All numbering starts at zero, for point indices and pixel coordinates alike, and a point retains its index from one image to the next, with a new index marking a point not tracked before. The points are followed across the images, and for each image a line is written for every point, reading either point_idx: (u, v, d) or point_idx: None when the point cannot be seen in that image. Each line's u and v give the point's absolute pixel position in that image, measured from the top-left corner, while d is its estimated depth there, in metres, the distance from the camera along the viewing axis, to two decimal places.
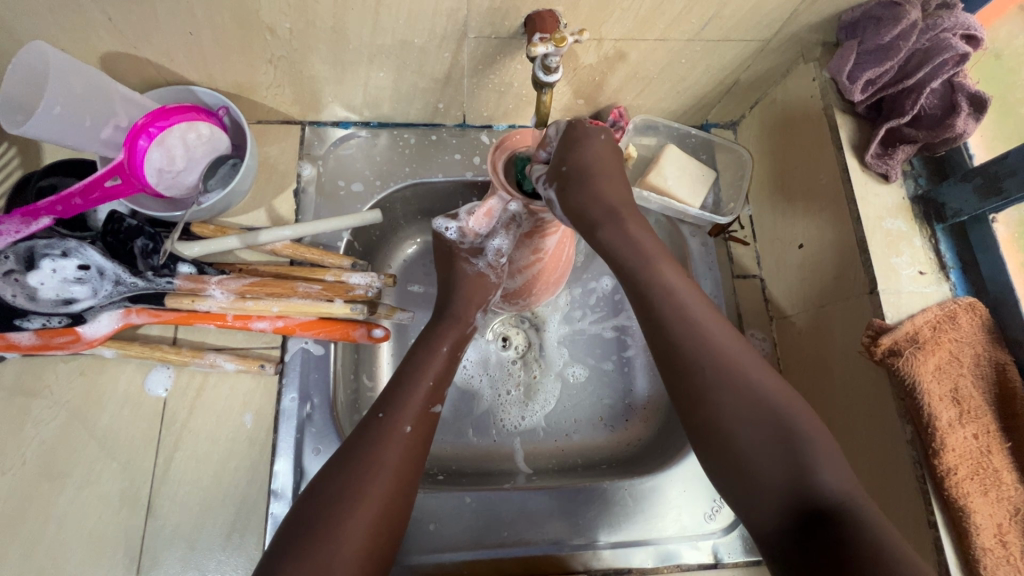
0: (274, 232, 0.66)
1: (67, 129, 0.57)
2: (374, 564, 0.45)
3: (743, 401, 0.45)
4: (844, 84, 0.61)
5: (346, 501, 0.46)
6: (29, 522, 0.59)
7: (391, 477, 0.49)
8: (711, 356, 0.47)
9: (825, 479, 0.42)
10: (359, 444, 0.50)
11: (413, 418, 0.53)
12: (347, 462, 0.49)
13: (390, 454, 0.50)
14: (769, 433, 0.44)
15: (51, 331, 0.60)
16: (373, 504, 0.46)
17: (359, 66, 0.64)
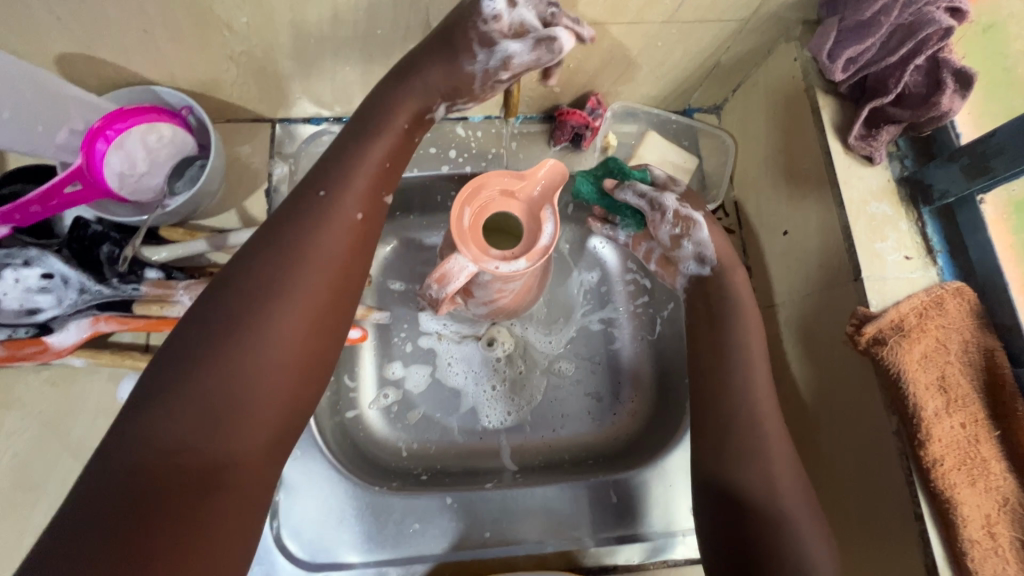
0: (243, 234, 0.64)
1: (17, 136, 0.55)
2: (309, 376, 0.46)
3: (758, 472, 0.57)
4: (825, 63, 0.58)
5: (225, 350, 0.42)
6: (4, 534, 0.58)
7: (280, 374, 0.44)
8: (750, 437, 0.58)
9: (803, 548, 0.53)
10: (233, 285, 0.45)
11: (307, 310, 0.46)
12: (211, 307, 0.44)
13: (282, 325, 0.45)
14: (772, 510, 0.55)
15: (18, 341, 0.59)
16: (292, 318, 0.45)
17: (325, 59, 0.62)
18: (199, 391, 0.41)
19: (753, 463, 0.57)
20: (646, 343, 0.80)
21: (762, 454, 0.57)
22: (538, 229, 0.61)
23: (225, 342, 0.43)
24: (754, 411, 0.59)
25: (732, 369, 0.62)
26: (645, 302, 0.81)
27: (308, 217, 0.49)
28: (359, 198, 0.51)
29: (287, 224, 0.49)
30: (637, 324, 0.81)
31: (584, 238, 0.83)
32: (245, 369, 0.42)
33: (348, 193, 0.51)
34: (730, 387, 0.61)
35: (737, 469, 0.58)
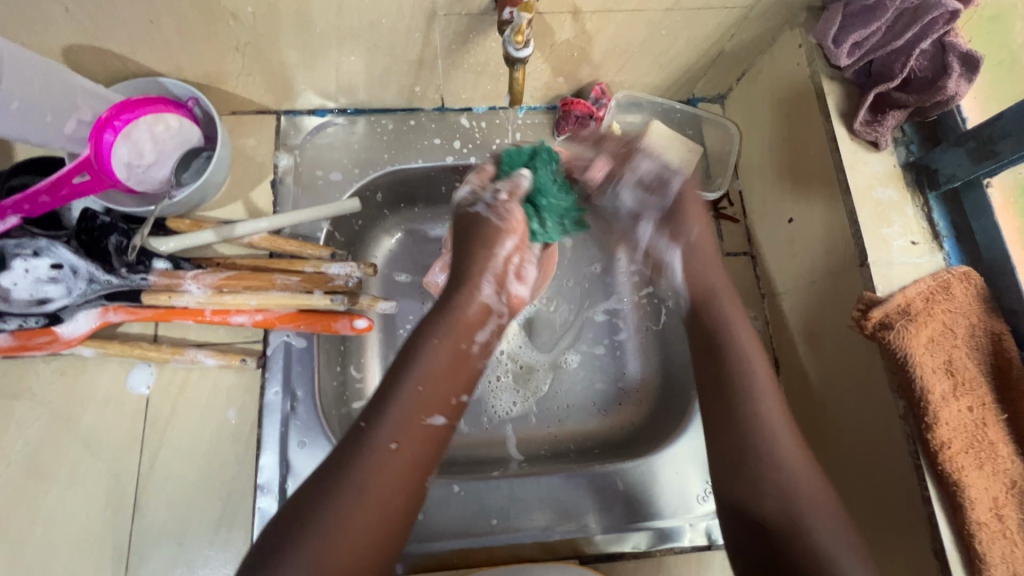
0: (250, 224, 0.65)
1: (24, 125, 0.55)
2: (389, 521, 0.46)
3: (764, 464, 0.52)
4: (829, 48, 0.59)
5: (352, 489, 0.45)
6: (16, 522, 0.59)
7: (401, 497, 0.46)
8: (752, 432, 0.54)
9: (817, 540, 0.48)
10: (364, 446, 0.47)
11: (419, 459, 0.48)
12: (356, 459, 0.46)
13: (384, 474, 0.46)
14: (785, 511, 0.50)
15: (29, 332, 0.60)
16: (393, 469, 0.47)
17: (330, 50, 0.62)
18: (354, 518, 0.44)
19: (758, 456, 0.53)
20: (651, 333, 0.80)
21: (767, 447, 0.53)
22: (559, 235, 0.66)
23: (348, 480, 0.45)
24: (756, 404, 0.55)
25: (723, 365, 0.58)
26: (649, 292, 0.81)
27: (408, 389, 0.50)
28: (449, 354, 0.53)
29: (395, 374, 0.51)
30: (641, 315, 0.81)
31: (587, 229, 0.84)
32: (364, 501, 0.45)
33: (436, 350, 0.52)
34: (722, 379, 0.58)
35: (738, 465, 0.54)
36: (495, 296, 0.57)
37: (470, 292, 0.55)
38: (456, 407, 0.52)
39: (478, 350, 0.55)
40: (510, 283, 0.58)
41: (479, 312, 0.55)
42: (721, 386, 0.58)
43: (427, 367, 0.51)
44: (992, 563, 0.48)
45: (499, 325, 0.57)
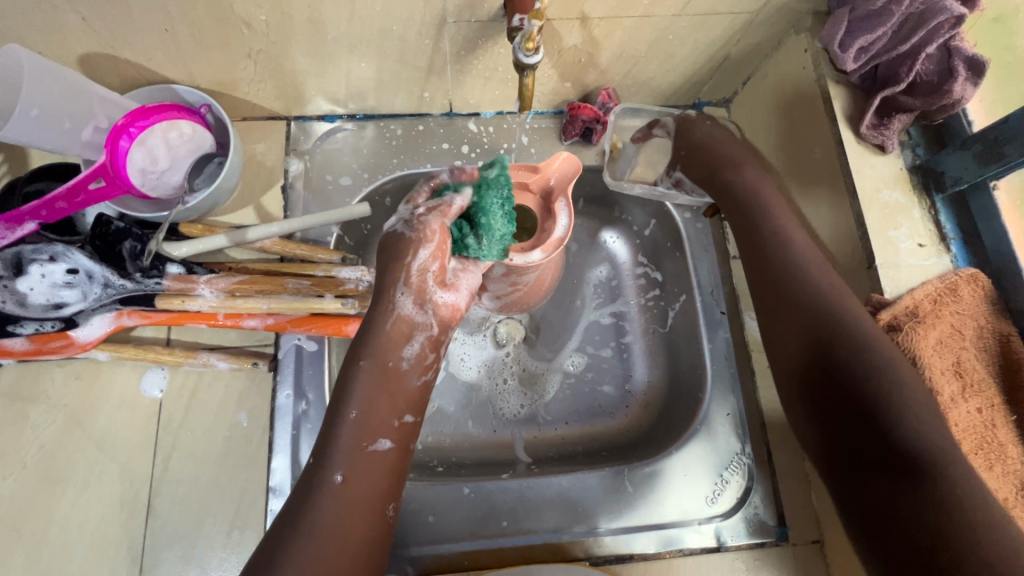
0: (262, 229, 0.66)
1: (44, 134, 0.57)
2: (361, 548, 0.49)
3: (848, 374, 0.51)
4: (836, 54, 0.59)
5: (312, 531, 0.47)
6: (32, 525, 0.59)
7: (363, 525, 0.50)
8: (827, 350, 0.53)
9: (909, 442, 0.47)
10: (314, 485, 0.50)
11: (371, 484, 0.51)
12: (306, 500, 0.49)
13: (336, 504, 0.49)
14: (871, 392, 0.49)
15: (45, 336, 0.61)
16: (345, 499, 0.49)
17: (340, 56, 0.63)
18: (311, 552, 0.46)
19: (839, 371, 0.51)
20: (658, 335, 0.80)
21: (856, 355, 0.51)
22: (552, 223, 0.62)
23: (304, 520, 0.47)
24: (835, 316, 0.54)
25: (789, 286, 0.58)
26: (656, 295, 0.81)
27: (344, 420, 0.53)
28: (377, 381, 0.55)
29: (338, 414, 0.53)
30: (649, 317, 0.81)
31: (594, 232, 0.84)
32: (329, 536, 0.47)
33: (371, 383, 0.54)
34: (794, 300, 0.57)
35: (814, 383, 0.53)
36: (418, 307, 0.57)
37: (387, 305, 0.57)
38: (399, 428, 0.55)
39: (406, 366, 0.57)
40: (431, 293, 0.58)
41: (399, 325, 0.57)
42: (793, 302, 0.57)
43: (366, 399, 0.54)
44: None
45: (429, 337, 0.58)
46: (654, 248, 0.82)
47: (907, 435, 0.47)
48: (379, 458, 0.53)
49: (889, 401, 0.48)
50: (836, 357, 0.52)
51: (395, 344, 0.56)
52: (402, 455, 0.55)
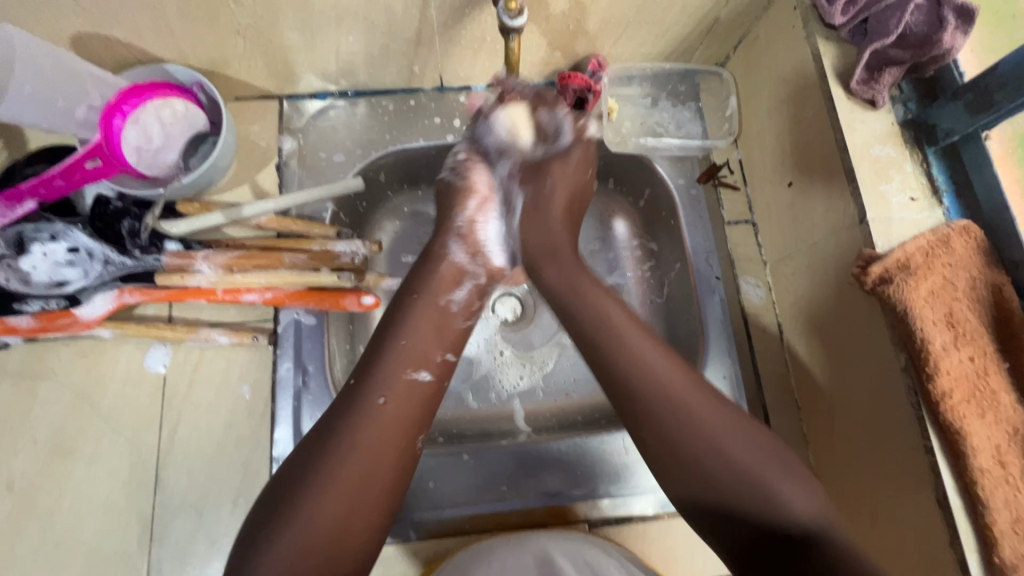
0: (257, 206, 0.67)
1: (36, 109, 0.59)
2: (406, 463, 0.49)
3: (720, 473, 0.48)
4: (824, 7, 0.60)
5: (346, 446, 0.47)
6: (44, 498, 0.61)
7: (399, 445, 0.49)
8: (703, 431, 0.50)
9: (788, 507, 0.46)
10: (356, 407, 0.49)
11: (407, 412, 0.51)
12: (345, 421, 0.48)
13: (374, 429, 0.48)
14: (736, 472, 0.48)
15: (50, 314, 0.62)
16: (386, 424, 0.49)
17: (329, 30, 0.63)
18: (347, 475, 0.46)
19: (694, 452, 0.49)
20: (655, 304, 0.80)
21: (738, 444, 0.49)
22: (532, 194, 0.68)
23: (342, 435, 0.47)
24: (673, 398, 0.51)
25: (603, 329, 0.56)
26: (652, 266, 0.81)
27: (392, 345, 0.54)
28: (423, 321, 0.57)
29: (384, 349, 0.54)
30: (645, 288, 0.81)
31: (590, 205, 0.84)
32: (358, 459, 0.47)
33: (419, 313, 0.57)
34: (634, 391, 0.52)
35: (664, 438, 0.50)
36: (468, 258, 0.64)
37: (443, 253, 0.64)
38: (440, 364, 0.55)
39: (455, 308, 0.60)
40: (482, 245, 0.66)
41: (451, 269, 0.62)
42: (628, 399, 0.52)
43: (412, 331, 0.56)
44: (995, 509, 0.48)
45: (476, 285, 0.64)
46: (650, 218, 0.81)
47: (787, 500, 0.46)
48: (418, 389, 0.52)
49: (767, 471, 0.48)
50: (710, 458, 0.49)
51: (447, 286, 0.61)
52: (439, 391, 0.54)
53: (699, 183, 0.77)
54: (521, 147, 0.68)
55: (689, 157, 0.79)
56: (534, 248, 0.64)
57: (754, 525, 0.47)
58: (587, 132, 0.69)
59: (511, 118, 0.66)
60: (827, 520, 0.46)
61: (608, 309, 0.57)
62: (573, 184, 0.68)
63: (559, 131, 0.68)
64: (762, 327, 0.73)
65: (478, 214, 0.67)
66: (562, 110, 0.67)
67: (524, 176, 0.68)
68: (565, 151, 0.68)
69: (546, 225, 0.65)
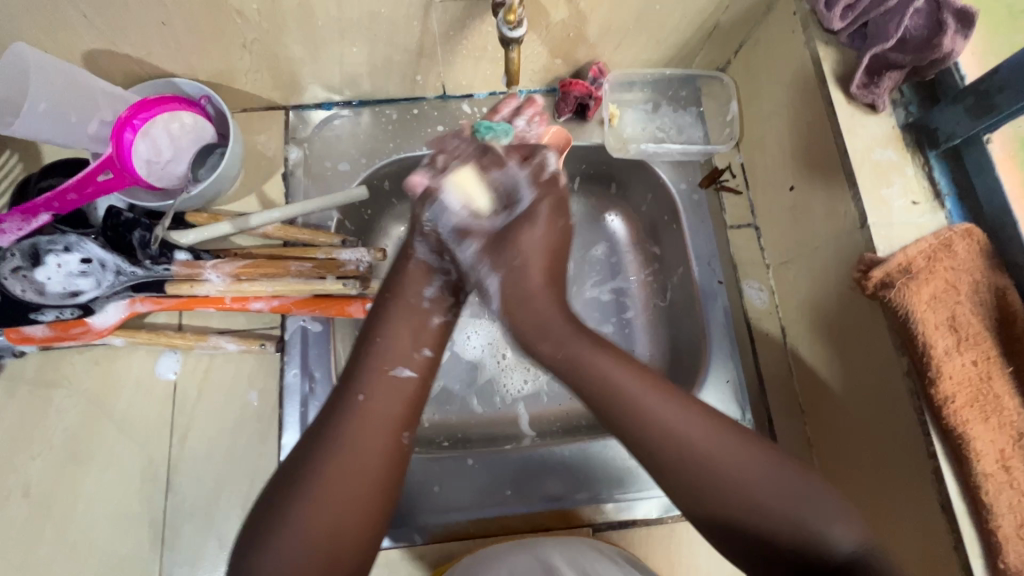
0: (264, 215, 0.68)
1: (52, 127, 0.61)
2: (391, 475, 0.49)
3: (760, 517, 0.46)
4: (822, 12, 0.59)
5: (327, 447, 0.48)
6: (60, 502, 0.63)
7: (385, 444, 0.50)
8: (727, 475, 0.47)
9: (832, 543, 0.45)
10: (337, 412, 0.50)
11: (387, 413, 0.51)
12: (330, 423, 0.49)
13: (355, 428, 0.49)
14: (784, 520, 0.46)
15: (64, 323, 0.63)
16: (375, 434, 0.49)
17: (332, 42, 0.64)
18: (335, 486, 0.46)
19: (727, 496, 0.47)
20: (659, 309, 0.81)
21: (769, 486, 0.47)
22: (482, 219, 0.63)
23: (326, 444, 0.48)
24: (698, 448, 0.49)
25: (608, 389, 0.52)
26: (655, 270, 0.82)
27: (371, 347, 0.55)
28: (404, 331, 0.56)
29: (364, 350, 0.55)
30: (649, 292, 0.82)
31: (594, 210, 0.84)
32: (343, 464, 0.47)
33: (394, 320, 0.57)
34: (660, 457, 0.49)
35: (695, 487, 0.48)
36: (435, 258, 0.62)
37: (409, 254, 0.62)
38: (420, 361, 0.55)
39: (427, 305, 0.59)
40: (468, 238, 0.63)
41: (419, 269, 0.61)
42: (647, 452, 0.50)
43: (390, 332, 0.56)
44: (999, 513, 0.48)
45: (448, 282, 0.62)
46: (653, 223, 0.81)
47: (828, 533, 0.45)
48: (400, 385, 0.53)
49: (809, 511, 0.46)
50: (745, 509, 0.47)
51: (415, 283, 0.59)
52: (422, 388, 0.54)
53: (701, 187, 0.78)
54: (482, 222, 0.62)
55: (691, 161, 0.79)
56: (523, 330, 0.58)
57: (804, 568, 0.45)
58: (544, 174, 0.64)
59: (459, 185, 0.61)
60: (871, 544, 0.46)
61: (610, 374, 0.53)
62: (549, 244, 0.62)
63: (517, 189, 0.63)
64: (765, 330, 0.73)
65: (454, 204, 0.63)
66: (515, 167, 0.62)
67: (495, 258, 0.61)
68: (529, 212, 0.63)
69: (529, 301, 0.59)
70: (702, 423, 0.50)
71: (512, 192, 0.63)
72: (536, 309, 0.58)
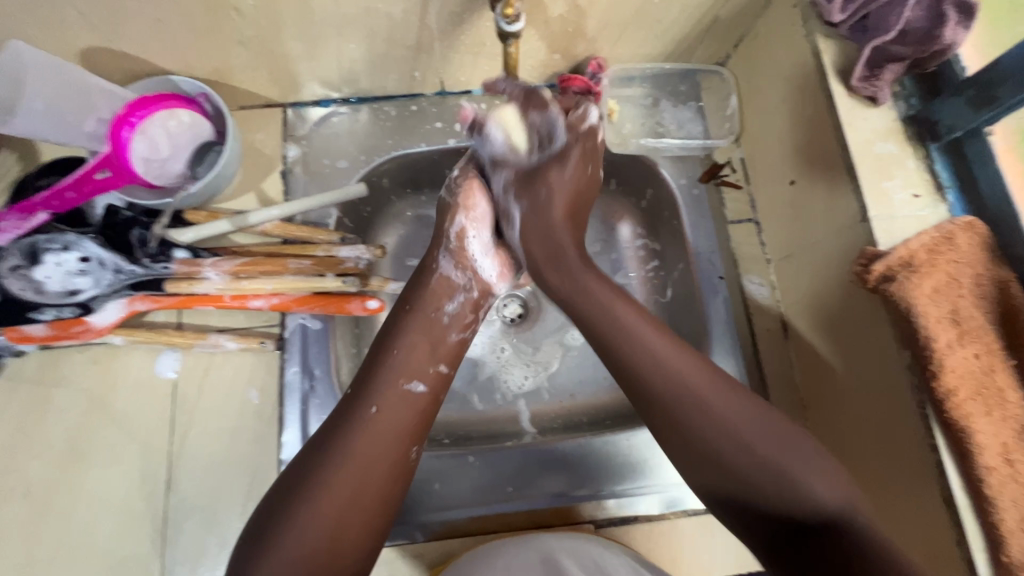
0: (262, 213, 0.68)
1: (48, 124, 0.61)
2: (397, 488, 0.49)
3: (746, 465, 0.48)
4: (822, 4, 0.59)
5: (339, 458, 0.47)
6: (60, 501, 0.63)
7: (394, 453, 0.49)
8: (717, 419, 0.49)
9: (815, 494, 0.46)
10: (350, 418, 0.50)
11: (398, 426, 0.51)
12: (338, 433, 0.49)
13: (367, 439, 0.49)
14: (763, 466, 0.47)
15: (64, 322, 0.63)
16: (384, 445, 0.49)
17: (330, 38, 0.64)
18: (340, 487, 0.46)
19: (716, 445, 0.49)
20: (659, 305, 0.80)
21: (754, 436, 0.48)
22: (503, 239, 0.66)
23: (337, 450, 0.48)
24: (697, 395, 0.50)
25: (617, 331, 0.54)
26: (656, 266, 0.81)
27: (388, 358, 0.55)
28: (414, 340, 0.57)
29: (378, 364, 0.54)
30: (649, 287, 0.81)
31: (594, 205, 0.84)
32: (353, 470, 0.47)
33: (410, 332, 0.57)
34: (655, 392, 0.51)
35: (688, 433, 0.50)
36: (461, 274, 0.62)
37: (432, 267, 0.62)
38: (434, 376, 0.56)
39: (446, 320, 0.59)
40: (471, 259, 0.63)
41: (442, 283, 0.61)
42: (648, 398, 0.51)
43: (408, 344, 0.56)
44: (1003, 507, 0.48)
45: (470, 298, 0.62)
46: (652, 219, 0.81)
47: (812, 486, 0.46)
48: (412, 401, 0.53)
49: (794, 461, 0.47)
50: (738, 454, 0.48)
51: (435, 298, 0.59)
52: (433, 405, 0.54)
53: (701, 182, 0.77)
54: (516, 155, 0.62)
55: (691, 156, 0.79)
56: (539, 257, 0.60)
57: (779, 514, 0.47)
58: (583, 124, 0.63)
59: (501, 123, 0.61)
60: (853, 501, 0.46)
61: (623, 318, 0.54)
62: (575, 188, 0.62)
63: (552, 133, 0.62)
64: (765, 326, 0.72)
65: (466, 222, 0.63)
66: (553, 110, 0.61)
67: (518, 189, 0.62)
68: (560, 155, 0.62)
69: (550, 233, 0.60)
70: (701, 374, 0.51)
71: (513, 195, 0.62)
72: (568, 270, 0.58)
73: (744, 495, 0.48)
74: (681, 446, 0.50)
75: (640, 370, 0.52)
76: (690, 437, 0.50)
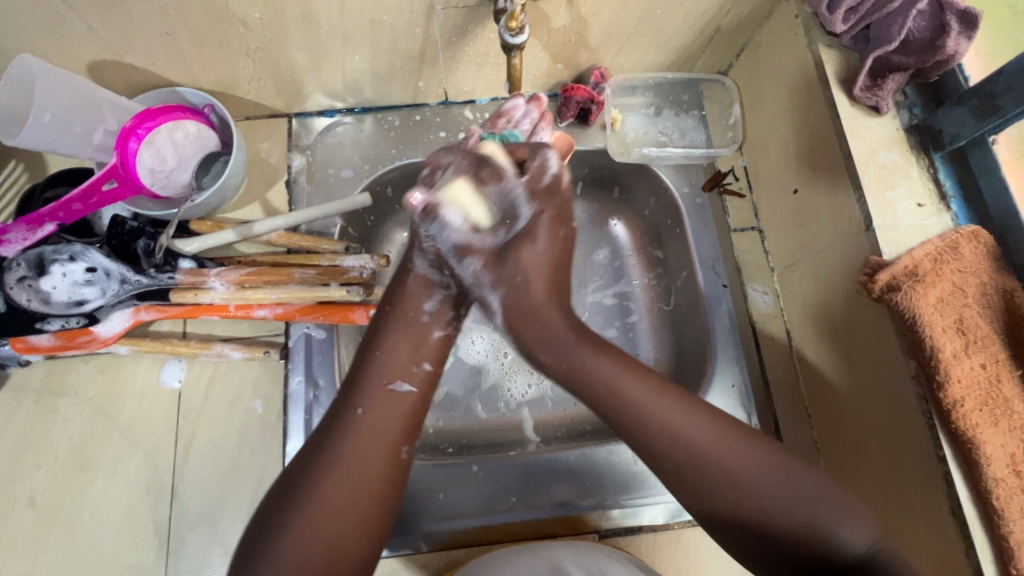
0: (268, 223, 0.68)
1: (57, 136, 0.60)
2: (392, 487, 0.49)
3: (781, 524, 0.47)
4: (824, 15, 0.60)
5: (328, 461, 0.48)
6: (65, 511, 0.63)
7: (382, 459, 0.49)
8: (734, 475, 0.49)
9: (843, 541, 0.47)
10: (338, 421, 0.50)
11: (386, 427, 0.51)
12: (327, 438, 0.49)
13: (354, 441, 0.49)
14: (796, 522, 0.47)
15: (71, 332, 0.64)
16: (371, 449, 0.49)
17: (335, 50, 0.64)
18: (330, 485, 0.46)
19: (734, 502, 0.48)
20: (663, 313, 0.80)
21: (776, 486, 0.48)
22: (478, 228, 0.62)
23: (327, 456, 0.48)
24: (707, 450, 0.49)
25: (610, 395, 0.52)
26: (659, 274, 0.81)
27: (372, 358, 0.55)
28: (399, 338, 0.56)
29: (362, 367, 0.54)
30: (652, 296, 0.81)
31: (597, 214, 0.84)
32: (345, 474, 0.47)
33: (394, 335, 0.56)
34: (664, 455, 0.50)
35: (705, 488, 0.49)
36: (436, 272, 0.60)
37: (408, 269, 0.60)
38: (420, 375, 0.55)
39: (427, 318, 0.58)
40: (445, 254, 0.60)
41: (419, 283, 0.59)
42: (659, 459, 0.51)
43: (391, 345, 0.55)
44: (1011, 519, 0.48)
45: (449, 296, 0.60)
46: (655, 226, 0.81)
47: (842, 533, 0.47)
48: (399, 400, 0.53)
49: (822, 511, 0.47)
50: (759, 512, 0.48)
51: (416, 296, 0.58)
52: (422, 404, 0.54)
53: (704, 191, 0.78)
54: (481, 236, 0.59)
55: (694, 165, 0.79)
56: (512, 315, 0.58)
57: (817, 566, 0.47)
58: (543, 181, 0.59)
59: (457, 205, 0.57)
60: (880, 541, 0.48)
61: (614, 375, 0.53)
62: (553, 259, 0.60)
63: (516, 206, 0.59)
64: (769, 334, 0.72)
65: (437, 215, 0.61)
66: (511, 178, 0.58)
67: (495, 275, 0.58)
68: (527, 232, 0.59)
69: (522, 290, 0.58)
70: (701, 424, 0.51)
71: (489, 284, 0.58)
72: (544, 328, 0.56)
73: (773, 547, 0.48)
74: (700, 503, 0.50)
75: (636, 426, 0.51)
76: (710, 497, 0.49)
